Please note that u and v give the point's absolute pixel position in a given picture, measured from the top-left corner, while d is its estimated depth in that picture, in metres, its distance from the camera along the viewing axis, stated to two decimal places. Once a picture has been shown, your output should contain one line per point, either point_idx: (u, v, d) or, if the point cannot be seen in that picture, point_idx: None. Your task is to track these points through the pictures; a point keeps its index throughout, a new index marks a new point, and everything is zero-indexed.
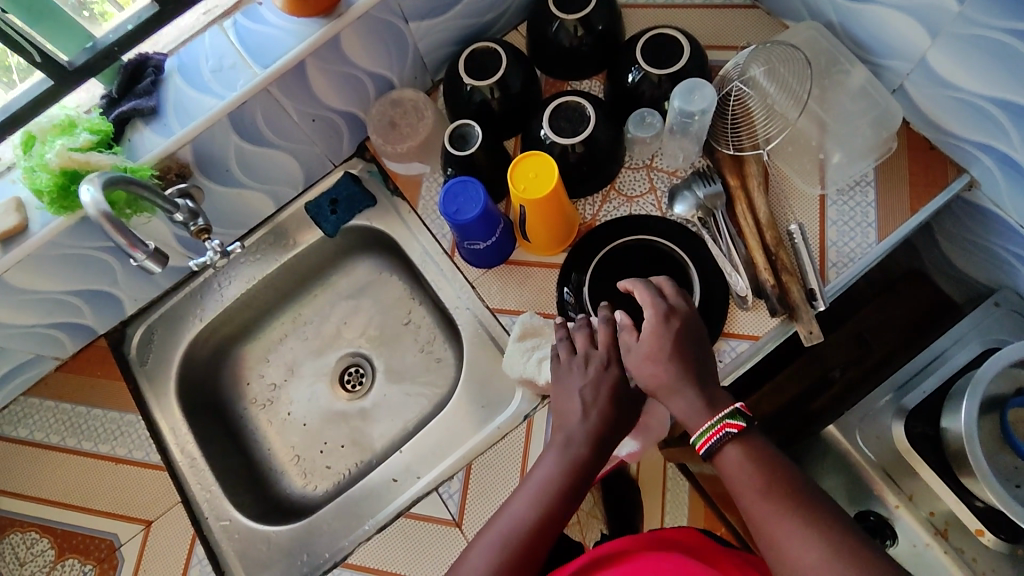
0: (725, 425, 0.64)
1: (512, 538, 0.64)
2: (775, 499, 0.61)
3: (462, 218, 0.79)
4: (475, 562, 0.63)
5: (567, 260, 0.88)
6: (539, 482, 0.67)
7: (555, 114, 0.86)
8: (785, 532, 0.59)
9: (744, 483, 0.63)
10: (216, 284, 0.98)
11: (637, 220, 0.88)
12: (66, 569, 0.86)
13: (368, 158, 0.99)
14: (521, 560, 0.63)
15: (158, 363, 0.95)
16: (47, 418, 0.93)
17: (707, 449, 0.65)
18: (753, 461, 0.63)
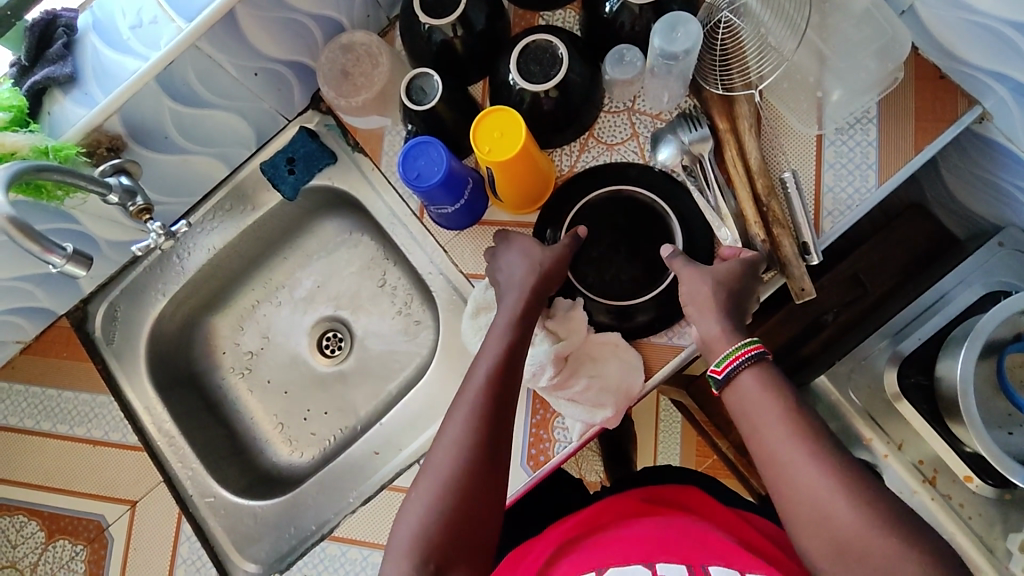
0: (753, 348, 0.63)
1: (480, 395, 0.65)
2: (790, 427, 0.59)
3: (423, 184, 0.73)
4: (455, 427, 0.64)
5: (542, 214, 0.82)
6: (492, 341, 0.68)
7: (523, 56, 0.77)
8: (797, 461, 0.57)
9: (765, 407, 0.61)
10: (176, 256, 0.92)
11: (617, 165, 0.82)
12: (58, 550, 0.87)
13: (324, 110, 0.91)
14: (498, 404, 0.65)
15: (124, 341, 0.91)
16: (19, 402, 0.91)
17: (737, 363, 0.63)
18: (772, 386, 0.62)
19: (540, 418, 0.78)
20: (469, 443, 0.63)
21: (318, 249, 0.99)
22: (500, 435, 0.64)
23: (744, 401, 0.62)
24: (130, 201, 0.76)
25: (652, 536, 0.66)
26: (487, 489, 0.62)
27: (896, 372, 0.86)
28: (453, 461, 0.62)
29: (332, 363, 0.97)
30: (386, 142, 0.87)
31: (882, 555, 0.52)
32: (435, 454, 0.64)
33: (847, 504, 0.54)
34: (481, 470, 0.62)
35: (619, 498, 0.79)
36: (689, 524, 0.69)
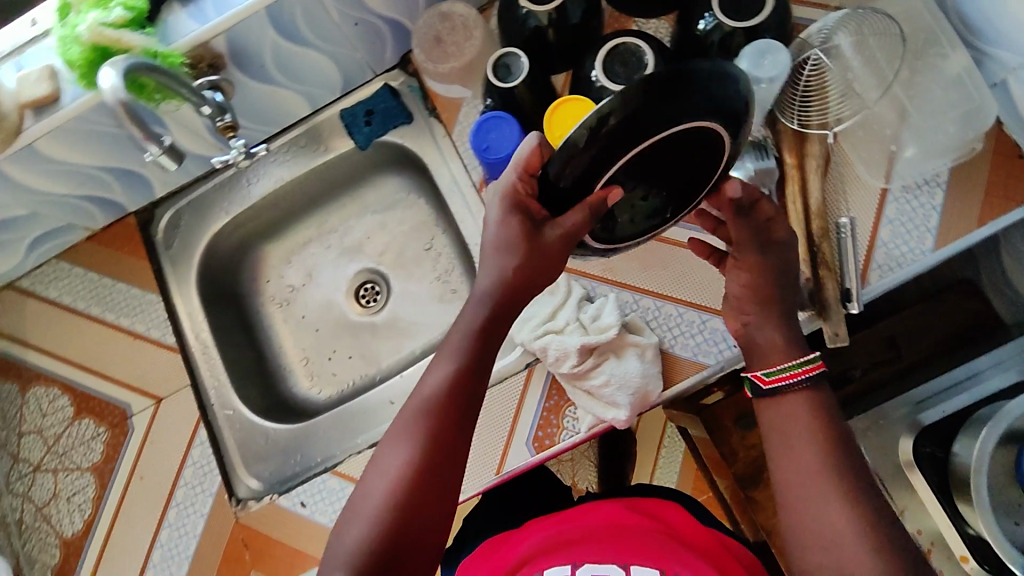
0: (817, 364, 0.62)
1: (431, 403, 0.64)
2: (831, 460, 0.58)
3: (491, 157, 0.77)
4: (396, 455, 0.62)
5: (596, 143, 0.56)
6: (449, 347, 0.66)
7: (610, 55, 0.79)
8: (825, 493, 0.57)
9: (803, 430, 0.60)
10: (245, 179, 0.98)
11: (684, 114, 0.55)
12: (82, 428, 0.91)
13: (410, 72, 0.95)
14: (443, 433, 0.63)
15: (182, 248, 0.96)
16: (76, 283, 0.97)
17: (789, 379, 0.62)
18: (826, 417, 0.61)
19: (553, 403, 0.79)
20: (409, 470, 0.61)
21: (373, 203, 1.03)
22: (451, 438, 0.63)
23: (789, 421, 0.61)
24: (220, 117, 0.80)
25: (634, 544, 0.71)
26: (433, 495, 0.61)
27: (912, 441, 0.85)
28: (401, 468, 0.61)
29: (365, 313, 1.01)
30: (462, 112, 0.91)
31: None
32: (383, 459, 0.63)
33: (870, 547, 0.54)
34: (429, 474, 0.61)
35: (601, 503, 0.80)
36: (667, 540, 0.72)
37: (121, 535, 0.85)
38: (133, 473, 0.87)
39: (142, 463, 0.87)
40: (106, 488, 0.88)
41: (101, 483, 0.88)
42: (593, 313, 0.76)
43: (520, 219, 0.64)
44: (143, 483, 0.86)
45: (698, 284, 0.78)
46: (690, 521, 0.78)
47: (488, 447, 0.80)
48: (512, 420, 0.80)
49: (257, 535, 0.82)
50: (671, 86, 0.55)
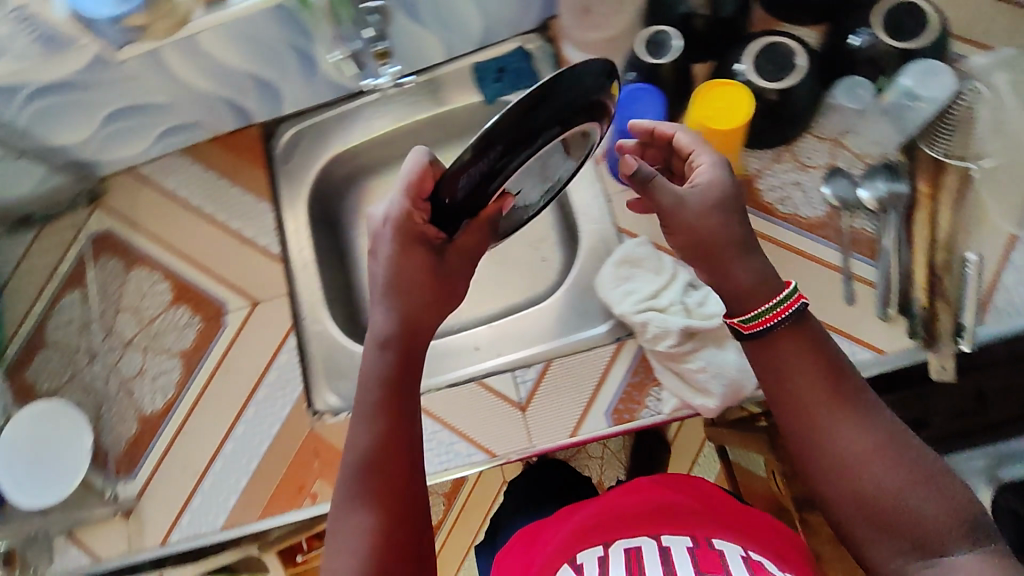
0: (795, 300, 0.62)
1: (372, 457, 0.61)
2: (831, 389, 0.61)
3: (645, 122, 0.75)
4: (362, 519, 0.60)
5: (499, 142, 0.60)
6: (368, 400, 0.63)
7: (760, 51, 0.78)
8: (832, 418, 0.60)
9: (795, 365, 0.62)
10: (367, 113, 1.00)
11: (548, 126, 0.60)
12: (177, 314, 0.94)
13: (547, 37, 0.94)
14: (393, 472, 0.62)
15: (299, 166, 0.99)
16: (193, 179, 1.00)
17: (773, 323, 0.62)
18: (816, 347, 0.62)
19: (638, 380, 0.79)
20: (381, 526, 0.60)
21: None
22: (400, 480, 0.62)
23: (782, 367, 0.62)
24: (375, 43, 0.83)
25: (665, 515, 0.71)
26: (405, 539, 0.60)
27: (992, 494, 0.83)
28: (371, 529, 0.60)
29: None
30: None
31: (922, 510, 0.56)
32: (345, 539, 0.60)
33: (890, 467, 0.58)
34: (396, 525, 0.60)
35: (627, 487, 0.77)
36: (696, 509, 0.72)
37: (199, 421, 0.90)
38: (219, 366, 0.91)
39: (229, 358, 0.91)
40: (191, 375, 0.92)
41: (187, 370, 0.92)
42: (699, 299, 0.77)
43: (420, 253, 0.68)
44: (228, 377, 0.91)
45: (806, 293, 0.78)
46: (723, 503, 0.74)
47: (566, 408, 0.81)
48: (595, 388, 0.81)
49: (329, 446, 0.86)
50: (543, 96, 0.59)
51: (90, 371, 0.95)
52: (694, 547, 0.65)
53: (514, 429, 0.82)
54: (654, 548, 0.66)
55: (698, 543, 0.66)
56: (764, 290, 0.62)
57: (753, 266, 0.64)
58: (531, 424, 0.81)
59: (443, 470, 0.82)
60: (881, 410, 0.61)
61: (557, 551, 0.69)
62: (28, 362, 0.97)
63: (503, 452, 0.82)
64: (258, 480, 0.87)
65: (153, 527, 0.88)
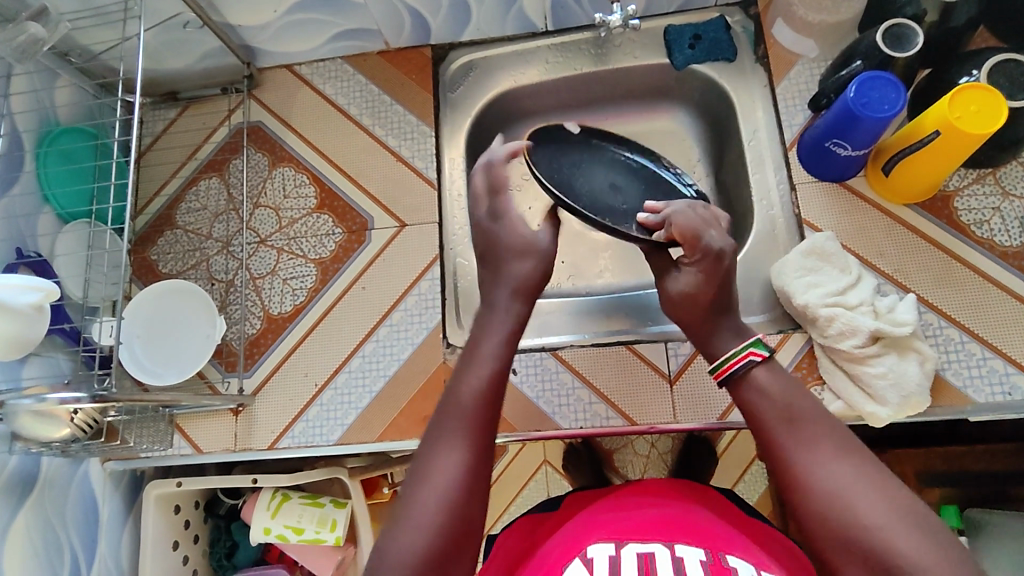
0: (748, 353, 0.61)
1: (476, 402, 0.58)
2: (791, 416, 0.56)
3: (881, 116, 0.70)
4: (445, 460, 0.55)
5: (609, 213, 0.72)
6: (482, 356, 0.62)
7: (996, 68, 0.75)
8: (825, 462, 0.53)
9: (772, 411, 0.57)
10: (542, 56, 0.96)
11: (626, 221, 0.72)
12: (319, 221, 0.92)
13: (751, 14, 0.90)
14: (487, 425, 0.58)
15: (465, 96, 0.96)
16: (353, 88, 0.96)
17: (729, 372, 0.61)
18: (793, 384, 0.59)
19: (800, 375, 0.77)
20: (465, 470, 0.54)
21: (649, 131, 0.99)
22: (491, 429, 0.58)
23: (760, 405, 0.59)
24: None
25: (676, 518, 0.63)
26: (481, 491, 0.55)
27: None
28: (457, 472, 0.54)
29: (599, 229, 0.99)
30: (794, 70, 0.86)
31: (904, 550, 0.48)
32: (426, 471, 0.55)
33: (873, 496, 0.50)
34: (478, 479, 0.55)
35: (639, 483, 0.73)
36: (698, 514, 0.65)
37: (327, 332, 0.87)
38: (355, 281, 0.89)
39: (368, 274, 0.89)
40: (326, 284, 0.89)
41: (322, 278, 0.89)
42: (888, 304, 0.74)
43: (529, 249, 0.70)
44: (363, 293, 0.88)
45: (989, 320, 0.76)
46: (732, 509, 0.71)
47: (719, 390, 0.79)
48: None
49: None
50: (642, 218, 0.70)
51: (220, 260, 0.92)
52: (710, 561, 0.56)
53: (661, 401, 0.80)
54: (669, 559, 0.56)
55: (711, 556, 0.57)
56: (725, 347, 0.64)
57: (727, 332, 0.65)
58: (679, 399, 0.79)
59: (579, 427, 0.80)
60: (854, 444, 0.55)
61: (552, 546, 0.63)
62: (154, 240, 0.94)
63: (645, 421, 0.80)
64: (381, 402, 0.84)
65: (263, 428, 0.85)
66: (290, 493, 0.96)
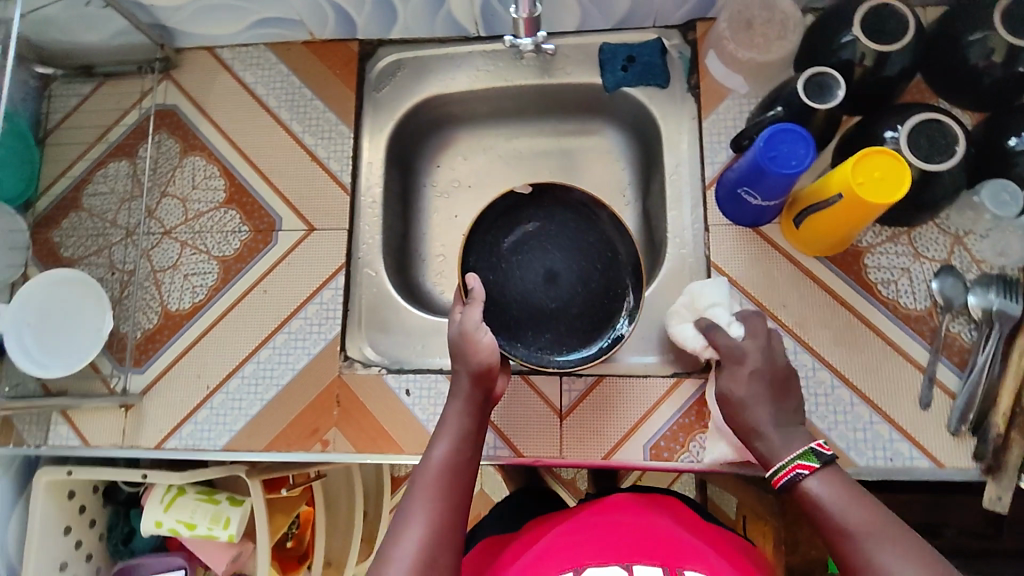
0: (796, 466, 0.59)
1: (444, 474, 0.62)
2: (865, 530, 0.54)
3: (791, 171, 0.67)
4: (412, 534, 0.58)
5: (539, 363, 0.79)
6: (455, 427, 0.66)
7: (918, 127, 0.71)
8: (884, 557, 0.52)
9: (828, 520, 0.56)
10: (474, 61, 0.92)
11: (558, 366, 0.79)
12: (225, 216, 0.89)
13: (689, 40, 0.87)
14: (456, 496, 0.62)
15: (389, 97, 0.93)
16: (274, 79, 0.92)
17: (780, 484, 0.60)
18: (847, 489, 0.57)
19: (688, 422, 0.77)
20: (430, 542, 0.57)
21: (581, 148, 0.96)
22: (459, 503, 0.61)
23: (813, 507, 0.57)
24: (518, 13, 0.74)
25: (642, 535, 0.61)
26: (447, 561, 0.58)
27: None
28: (419, 545, 0.57)
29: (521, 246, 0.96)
30: (724, 104, 0.83)
31: None
32: (391, 547, 0.57)
33: None
34: (442, 546, 0.58)
35: (609, 500, 0.69)
36: (670, 531, 0.62)
37: (224, 334, 0.85)
38: (257, 283, 0.86)
39: (271, 278, 0.87)
40: (227, 284, 0.87)
41: (224, 277, 0.87)
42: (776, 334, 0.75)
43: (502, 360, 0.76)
44: (264, 297, 0.86)
45: (884, 386, 0.75)
46: (690, 516, 0.68)
47: (607, 429, 0.78)
48: (639, 417, 0.77)
49: (353, 395, 0.82)
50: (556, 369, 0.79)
51: (121, 249, 0.89)
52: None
53: (549, 435, 0.78)
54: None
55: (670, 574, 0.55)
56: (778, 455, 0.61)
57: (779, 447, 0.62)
58: (568, 435, 0.78)
59: None
60: (912, 534, 0.53)
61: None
62: (58, 222, 0.91)
63: (531, 453, 0.78)
64: (271, 411, 0.82)
65: (151, 427, 0.84)
66: (186, 487, 0.96)
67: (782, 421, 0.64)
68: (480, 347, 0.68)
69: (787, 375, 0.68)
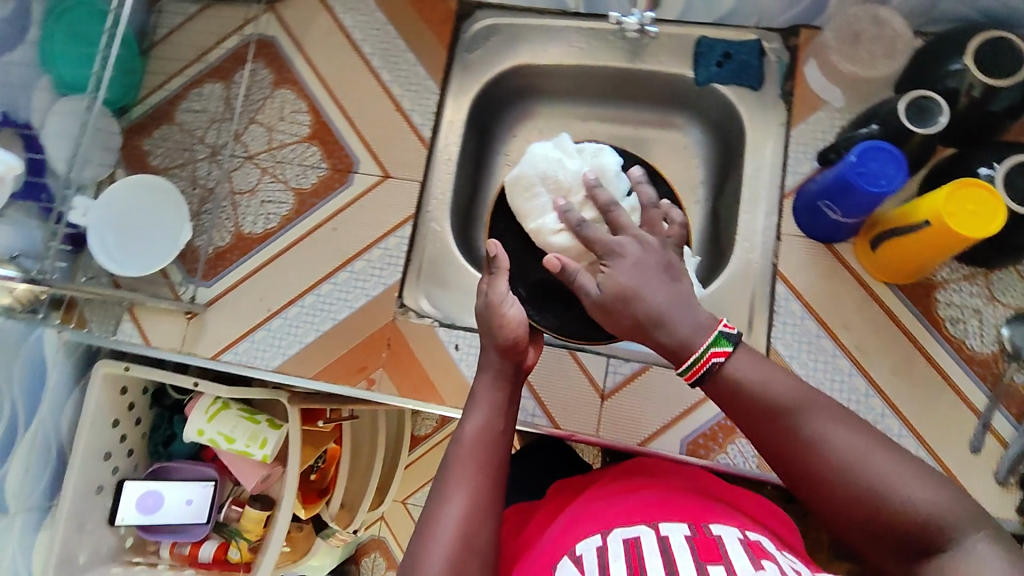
0: (711, 356, 0.56)
1: (478, 447, 0.62)
2: (800, 407, 0.54)
3: (879, 191, 0.67)
4: (451, 510, 0.58)
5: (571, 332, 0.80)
6: (487, 399, 0.66)
7: (1018, 168, 0.69)
8: (825, 432, 0.52)
9: (760, 405, 0.55)
10: (568, 37, 0.93)
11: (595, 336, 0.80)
12: (307, 151, 0.92)
13: (790, 46, 0.86)
14: (492, 468, 0.61)
15: (480, 60, 0.94)
16: (372, 25, 0.94)
17: (696, 376, 0.56)
18: (761, 362, 0.56)
19: (728, 423, 0.78)
20: (468, 518, 0.57)
21: (659, 139, 0.96)
22: (495, 474, 0.61)
23: (742, 397, 0.55)
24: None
25: (668, 501, 0.62)
26: (486, 533, 0.58)
27: None
28: (459, 521, 0.57)
29: None
30: (815, 115, 0.82)
31: (919, 497, 0.49)
32: (431, 523, 0.58)
33: (882, 454, 0.51)
34: (481, 519, 0.58)
35: (624, 467, 0.72)
36: (687, 494, 0.64)
37: (289, 263, 0.88)
38: (327, 220, 0.89)
39: (341, 217, 0.89)
40: (299, 216, 0.90)
41: (297, 209, 0.90)
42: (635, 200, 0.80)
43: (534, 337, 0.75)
44: (332, 234, 0.89)
45: (936, 422, 0.74)
46: (716, 480, 0.69)
47: (647, 416, 0.79)
48: (681, 410, 0.79)
49: (404, 341, 0.85)
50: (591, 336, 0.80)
51: (205, 167, 0.93)
52: (693, 535, 0.55)
53: (588, 412, 0.80)
54: (654, 538, 0.55)
55: (695, 530, 0.56)
56: (684, 347, 0.57)
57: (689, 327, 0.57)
58: (606, 415, 0.80)
59: None
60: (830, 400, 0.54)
61: (541, 546, 0.60)
62: (149, 131, 0.95)
63: (567, 427, 0.80)
64: (324, 343, 0.86)
65: (209, 338, 0.88)
66: (230, 403, 1.00)
67: (678, 297, 0.59)
68: (507, 319, 0.68)
69: (672, 264, 0.61)
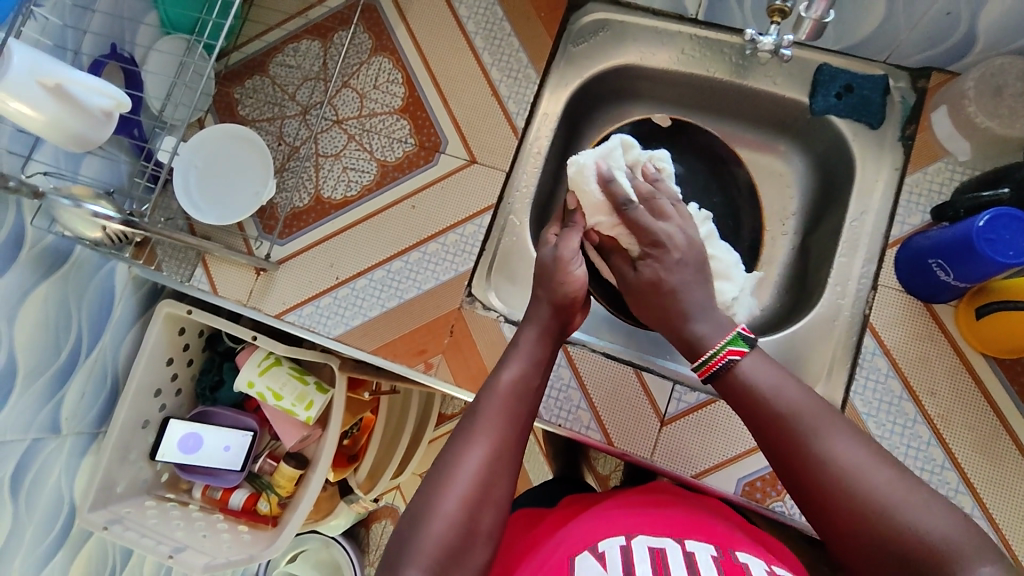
0: (727, 352, 0.56)
1: (510, 397, 0.60)
2: (807, 416, 0.52)
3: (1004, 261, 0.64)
4: (472, 453, 0.55)
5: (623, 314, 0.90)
6: (527, 353, 0.64)
7: None
8: (830, 444, 0.50)
9: (767, 407, 0.53)
10: (680, 44, 0.89)
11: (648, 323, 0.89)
12: (395, 123, 0.90)
13: (918, 87, 0.81)
14: (518, 421, 0.59)
15: (584, 55, 0.91)
16: (479, 3, 0.91)
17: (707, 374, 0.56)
18: (775, 371, 0.55)
19: None
20: (486, 468, 0.55)
21: (756, 163, 0.94)
22: (519, 429, 0.59)
23: (751, 399, 0.54)
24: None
25: (693, 523, 0.60)
26: (502, 485, 0.56)
27: None
28: (478, 464, 0.55)
29: None
30: (934, 165, 0.78)
31: (926, 522, 0.46)
32: (450, 465, 0.55)
33: (886, 474, 0.49)
34: (500, 469, 0.56)
35: (649, 487, 0.69)
36: (711, 519, 0.61)
37: (363, 234, 0.88)
38: (408, 197, 0.88)
39: (422, 195, 0.88)
40: (380, 188, 0.89)
41: (379, 181, 0.89)
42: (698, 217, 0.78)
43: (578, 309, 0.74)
44: (410, 211, 0.87)
45: (1016, 509, 0.69)
46: (742, 518, 0.66)
47: (705, 450, 0.77)
48: (741, 450, 0.76)
49: (467, 329, 0.84)
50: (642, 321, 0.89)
51: (294, 124, 0.92)
52: (720, 557, 0.53)
53: (645, 435, 0.78)
54: (679, 552, 0.53)
55: (722, 553, 0.54)
56: (705, 341, 0.57)
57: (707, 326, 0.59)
58: (663, 441, 0.78)
59: (557, 425, 0.79)
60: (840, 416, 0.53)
61: (558, 538, 0.58)
62: (242, 80, 0.94)
63: (621, 446, 0.78)
64: (385, 318, 0.85)
65: (275, 296, 0.88)
66: (282, 359, 1.01)
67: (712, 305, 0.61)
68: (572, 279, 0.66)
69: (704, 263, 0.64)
